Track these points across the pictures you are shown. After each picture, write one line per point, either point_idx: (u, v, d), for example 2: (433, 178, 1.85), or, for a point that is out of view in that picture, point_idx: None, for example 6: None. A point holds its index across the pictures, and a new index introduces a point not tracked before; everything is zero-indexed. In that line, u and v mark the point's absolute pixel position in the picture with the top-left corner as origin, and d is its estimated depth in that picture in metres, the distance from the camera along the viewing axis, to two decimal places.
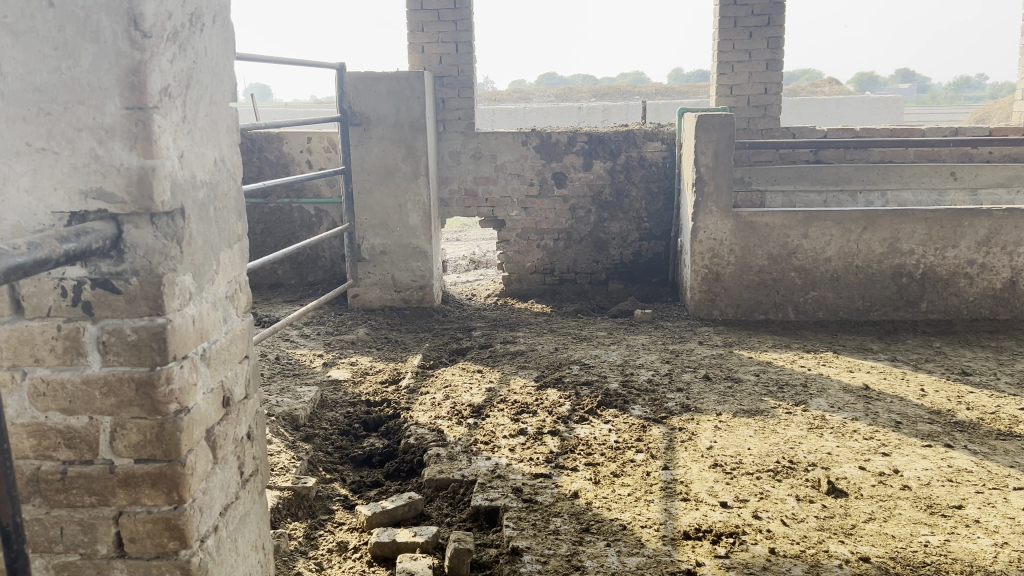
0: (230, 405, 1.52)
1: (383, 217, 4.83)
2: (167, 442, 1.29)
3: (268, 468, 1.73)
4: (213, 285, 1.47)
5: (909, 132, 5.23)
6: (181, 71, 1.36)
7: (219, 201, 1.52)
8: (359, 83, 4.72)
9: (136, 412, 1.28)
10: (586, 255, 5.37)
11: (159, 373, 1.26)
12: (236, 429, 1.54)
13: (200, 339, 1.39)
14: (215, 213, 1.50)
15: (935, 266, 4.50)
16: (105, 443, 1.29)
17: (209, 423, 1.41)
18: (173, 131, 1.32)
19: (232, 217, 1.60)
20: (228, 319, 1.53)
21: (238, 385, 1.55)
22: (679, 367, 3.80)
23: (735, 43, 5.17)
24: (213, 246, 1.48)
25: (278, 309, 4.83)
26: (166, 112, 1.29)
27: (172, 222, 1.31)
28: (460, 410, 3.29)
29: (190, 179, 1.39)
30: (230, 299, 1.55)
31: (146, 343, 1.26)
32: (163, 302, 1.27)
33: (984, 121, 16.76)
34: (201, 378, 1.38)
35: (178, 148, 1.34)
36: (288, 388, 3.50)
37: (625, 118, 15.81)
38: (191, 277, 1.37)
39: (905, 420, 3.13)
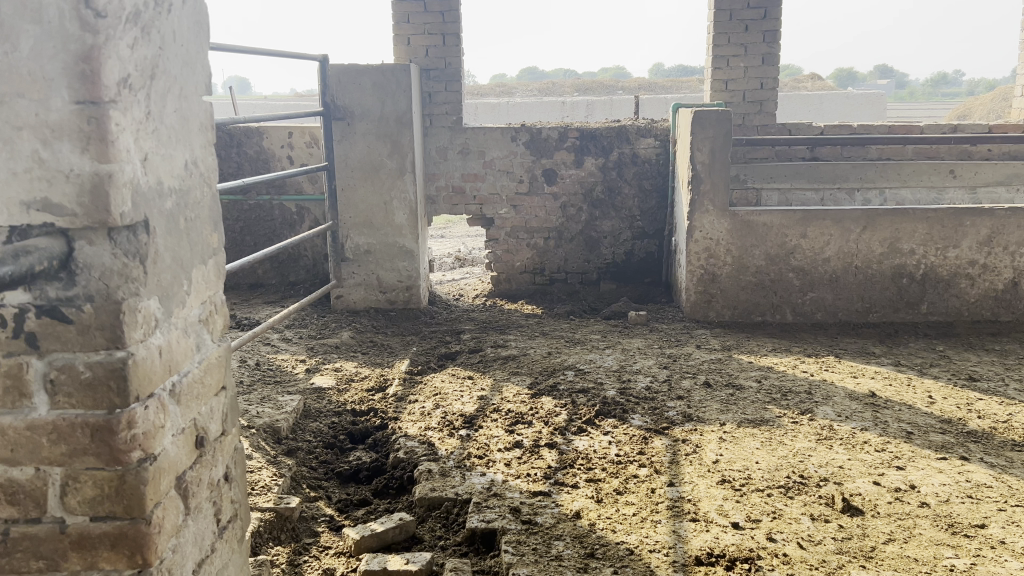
0: (206, 445, 1.41)
1: (368, 216, 4.65)
2: (128, 498, 1.17)
3: (247, 512, 1.62)
4: (184, 309, 1.34)
5: (907, 130, 5.11)
6: (145, 58, 1.23)
7: (190, 209, 1.39)
8: (342, 76, 4.54)
9: (91, 462, 1.16)
10: (577, 254, 5.21)
11: (119, 417, 1.15)
12: (211, 472, 1.44)
13: (168, 372, 1.27)
14: (186, 224, 1.37)
15: (935, 267, 4.39)
16: (54, 499, 1.18)
17: (180, 471, 1.30)
18: (134, 129, 1.19)
19: (206, 227, 1.47)
20: (203, 345, 1.41)
21: (214, 421, 1.45)
22: (678, 372, 3.66)
23: (731, 37, 5.02)
24: (185, 263, 1.35)
25: (258, 311, 4.63)
26: (125, 108, 1.17)
27: (134, 237, 1.19)
28: (451, 420, 3.12)
29: (156, 186, 1.26)
30: (205, 323, 1.42)
31: (103, 381, 1.14)
32: (123, 333, 1.15)
33: (965, 118, 16.76)
34: (170, 419, 1.27)
35: (141, 149, 1.21)
36: (270, 397, 3.32)
37: (609, 113, 15.65)
38: (157, 301, 1.24)
39: (917, 430, 3.00)
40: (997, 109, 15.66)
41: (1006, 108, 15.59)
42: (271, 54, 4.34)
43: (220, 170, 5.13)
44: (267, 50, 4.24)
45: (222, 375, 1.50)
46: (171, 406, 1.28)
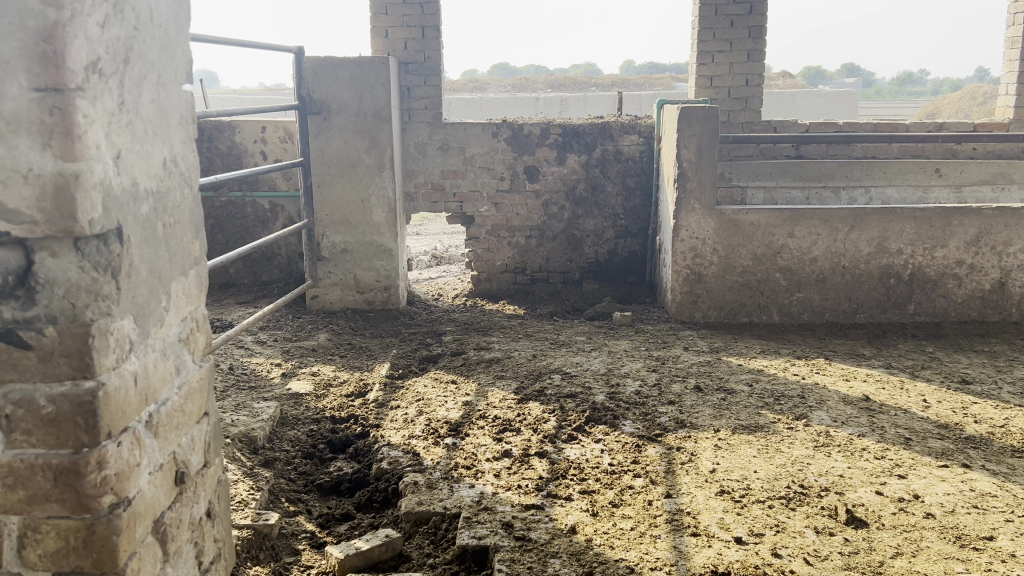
0: (185, 481, 1.41)
1: (345, 213, 4.51)
2: (97, 550, 1.17)
3: (228, 547, 1.63)
4: (162, 329, 1.32)
5: (893, 127, 5.04)
6: (117, 40, 1.18)
7: (167, 216, 1.35)
8: (318, 69, 4.38)
9: (54, 511, 1.16)
10: (559, 253, 5.11)
11: (86, 459, 1.13)
12: (192, 510, 1.44)
13: (143, 404, 1.26)
14: (164, 231, 1.33)
15: (923, 266, 4.34)
16: (15, 551, 1.18)
17: (158, 510, 1.30)
18: (104, 120, 1.15)
19: (187, 232, 1.44)
20: (182, 368, 1.40)
21: (194, 452, 1.45)
22: (668, 376, 3.56)
23: (716, 32, 4.94)
24: (163, 277, 1.32)
25: (230, 313, 4.47)
26: (94, 96, 1.12)
27: (106, 248, 1.15)
28: (436, 428, 3.00)
29: (130, 189, 1.22)
30: (184, 342, 1.41)
31: (68, 416, 1.13)
32: (90, 360, 1.13)
33: (934, 117, 16.89)
34: (145, 455, 1.26)
35: (111, 145, 1.17)
36: (244, 403, 3.18)
37: (585, 109, 15.54)
38: (132, 322, 1.22)
39: (915, 436, 2.94)
40: (967, 109, 15.75)
41: (976, 107, 15.70)
42: (244, 46, 4.18)
43: None
44: (239, 41, 4.09)
45: (204, 399, 1.50)
46: (148, 439, 1.27)
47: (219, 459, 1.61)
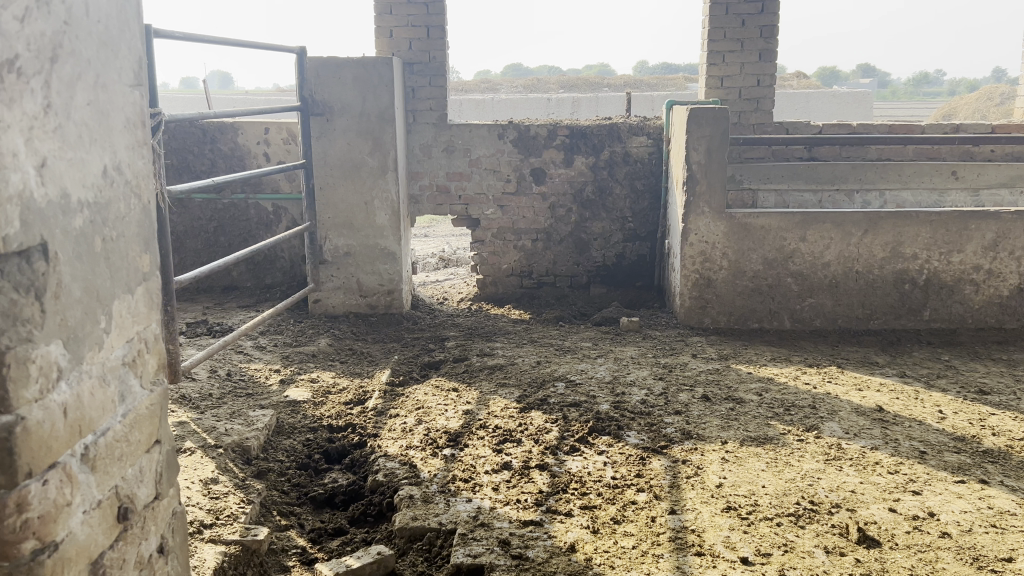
0: (132, 515, 1.36)
1: (348, 216, 4.43)
2: None
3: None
4: (100, 350, 1.27)
5: (908, 129, 4.92)
6: (42, 36, 1.11)
7: (107, 229, 1.29)
8: (321, 70, 4.31)
9: None
10: (566, 256, 5.02)
11: (6, 502, 1.06)
12: (138, 545, 1.39)
13: (76, 436, 1.19)
14: (102, 246, 1.27)
15: (940, 272, 4.22)
16: None
17: (94, 551, 1.24)
18: (27, 125, 1.08)
19: (134, 246, 1.39)
20: (126, 395, 1.35)
21: (143, 484, 1.40)
22: (675, 385, 3.46)
23: (727, 32, 4.84)
24: (101, 295, 1.27)
25: (231, 317, 4.40)
26: (13, 98, 1.05)
27: (30, 266, 1.09)
28: (434, 438, 2.91)
29: (61, 201, 1.16)
30: (129, 366, 1.36)
31: None
32: (8, 393, 1.05)
33: (949, 117, 16.71)
34: (79, 492, 1.20)
35: (38, 151, 1.10)
36: (240, 412, 3.10)
37: (596, 110, 15.44)
38: (62, 345, 1.16)
39: (930, 449, 2.83)
40: (984, 109, 15.54)
41: (992, 107, 15.49)
42: (245, 46, 4.12)
43: (192, 167, 4.88)
44: (240, 41, 4.02)
45: (155, 426, 1.45)
46: (82, 473, 1.21)
47: (174, 488, 1.56)
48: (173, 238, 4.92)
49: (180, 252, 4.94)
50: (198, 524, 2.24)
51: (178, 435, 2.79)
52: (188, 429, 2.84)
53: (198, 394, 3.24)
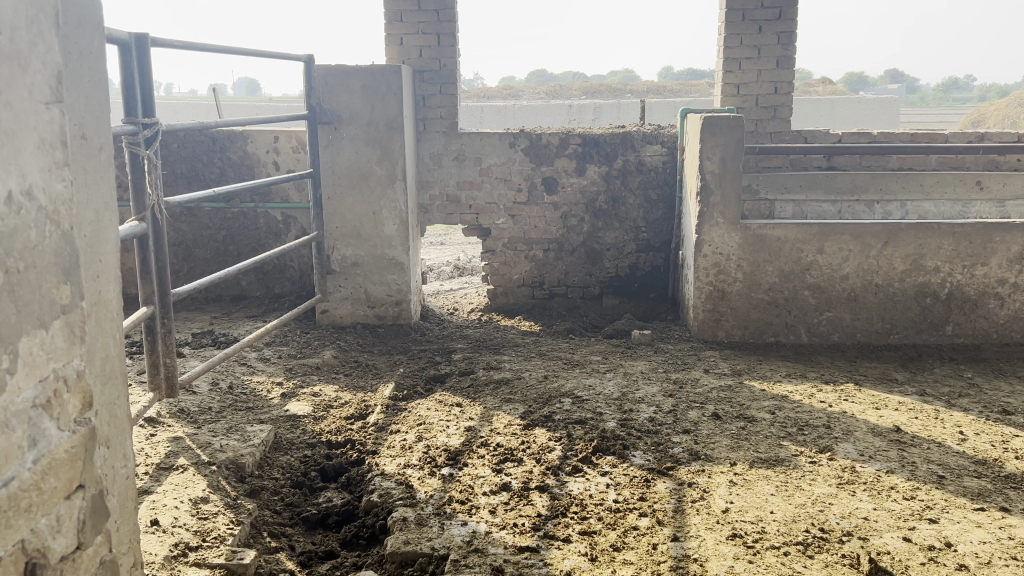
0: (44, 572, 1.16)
1: (356, 226, 4.38)
2: None
3: None
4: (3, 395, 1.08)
5: (931, 137, 4.77)
6: None
7: (14, 257, 1.11)
8: (329, 78, 4.25)
9: None
10: (579, 267, 4.93)
11: None
12: None
13: None
14: (4, 278, 1.09)
15: (962, 285, 4.09)
16: None
17: None
18: None
19: (49, 276, 1.19)
20: (37, 438, 1.15)
21: (60, 534, 1.21)
22: (685, 402, 3.36)
23: (743, 38, 4.74)
24: (4, 334, 1.08)
25: (238, 327, 4.36)
26: None
27: None
28: (433, 456, 2.83)
29: None
30: (42, 408, 1.16)
31: None
32: None
33: (978, 124, 16.46)
34: None
35: None
36: (237, 426, 3.04)
37: (616, 117, 15.37)
38: None
39: (949, 474, 2.71)
40: (1013, 116, 15.29)
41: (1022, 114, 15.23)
42: (252, 54, 4.07)
43: (202, 175, 4.85)
44: (247, 50, 3.98)
45: (77, 470, 1.26)
46: None
47: (105, 533, 1.36)
48: (183, 247, 4.89)
49: (190, 261, 4.91)
50: (183, 547, 2.17)
51: (172, 451, 2.74)
52: (182, 445, 2.79)
53: (197, 407, 3.18)
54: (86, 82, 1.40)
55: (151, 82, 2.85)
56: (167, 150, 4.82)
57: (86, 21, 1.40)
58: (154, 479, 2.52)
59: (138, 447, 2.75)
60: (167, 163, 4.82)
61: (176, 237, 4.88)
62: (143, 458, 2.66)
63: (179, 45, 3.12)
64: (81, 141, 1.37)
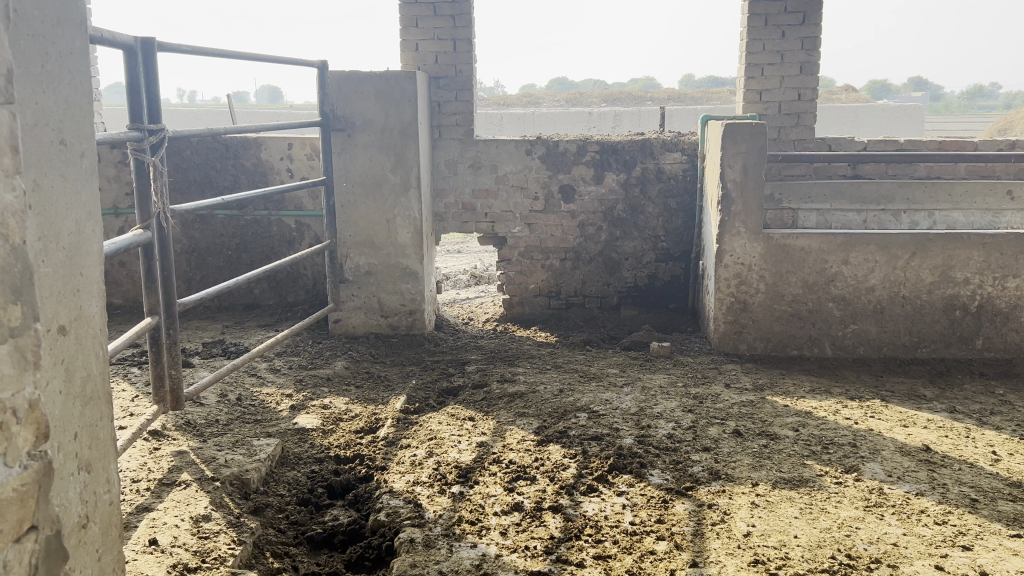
0: None
1: (369, 234, 4.31)
2: None
3: None
4: None
5: (960, 145, 4.63)
6: None
7: None
8: (343, 84, 4.19)
9: None
10: (596, 276, 4.84)
11: None
12: None
13: None
14: None
15: (993, 298, 3.96)
16: None
17: None
18: None
19: None
20: None
21: None
22: (705, 418, 3.25)
23: (766, 43, 4.63)
24: None
25: (249, 337, 4.30)
26: None
27: None
28: (443, 473, 2.74)
29: None
30: None
31: None
32: None
33: (1006, 131, 16.21)
34: None
35: None
36: (243, 440, 2.97)
37: (637, 124, 15.26)
38: None
39: (982, 497, 2.59)
40: None
41: None
42: (265, 60, 4.02)
43: (215, 183, 4.80)
44: (260, 55, 3.92)
45: (28, 510, 1.16)
46: None
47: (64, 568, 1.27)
48: (195, 255, 4.84)
49: (203, 269, 4.85)
50: (181, 569, 2.09)
51: (176, 466, 2.66)
52: (186, 460, 2.71)
53: (203, 420, 3.11)
54: (65, 83, 1.32)
55: (157, 86, 2.79)
56: (180, 157, 4.78)
57: (65, 18, 1.32)
58: (156, 496, 2.45)
59: (141, 461, 2.67)
60: (180, 170, 4.78)
61: (189, 244, 4.83)
62: (145, 474, 2.58)
63: (188, 50, 3.06)
64: (59, 147, 1.30)
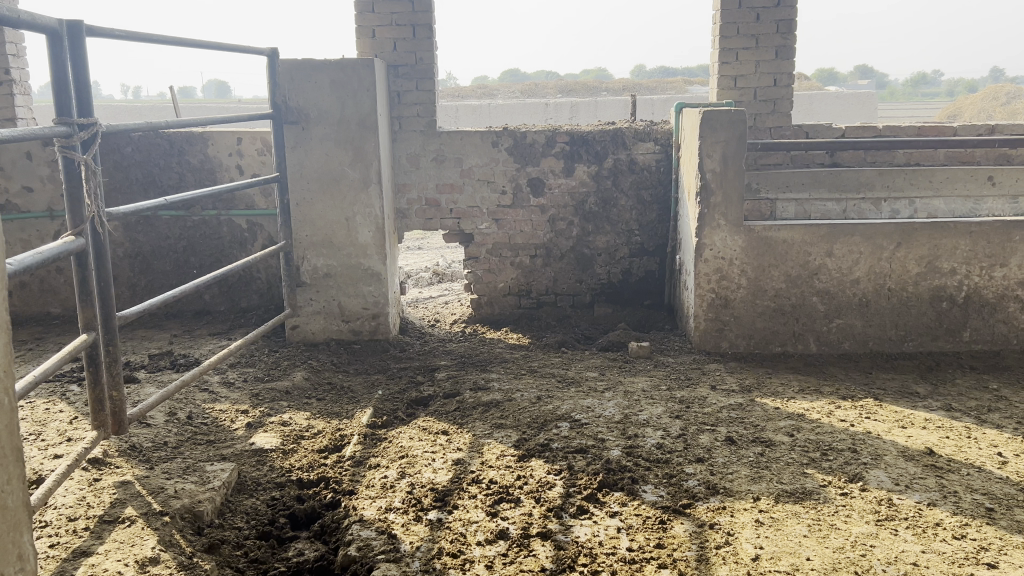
0: None
1: (327, 234, 4.03)
2: None
3: None
4: None
5: (939, 130, 4.50)
6: None
7: None
8: (295, 73, 3.90)
9: None
10: (568, 273, 4.62)
11: None
12: None
13: None
14: None
15: (980, 288, 3.83)
16: None
17: None
18: None
19: None
20: None
21: None
22: (694, 425, 3.05)
23: (740, 27, 4.45)
24: None
25: (201, 347, 4.00)
26: None
27: None
28: (418, 498, 2.50)
29: None
30: None
31: None
32: None
33: (955, 117, 16.37)
34: None
35: None
36: (195, 466, 2.69)
37: (595, 114, 15.12)
38: None
39: (998, 505, 2.42)
40: (991, 109, 15.32)
41: (1000, 108, 15.27)
42: (209, 48, 3.72)
43: (159, 181, 4.48)
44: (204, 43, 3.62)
45: None
46: None
47: None
48: (139, 259, 4.52)
49: (148, 274, 4.54)
50: None
51: (119, 499, 2.38)
52: (130, 492, 2.43)
53: (150, 444, 2.83)
54: None
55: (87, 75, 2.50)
56: (120, 154, 4.44)
57: None
58: (96, 537, 2.17)
59: (78, 495, 2.38)
60: (120, 169, 4.45)
61: (132, 248, 4.51)
62: (83, 510, 2.30)
63: (118, 36, 2.72)
64: None
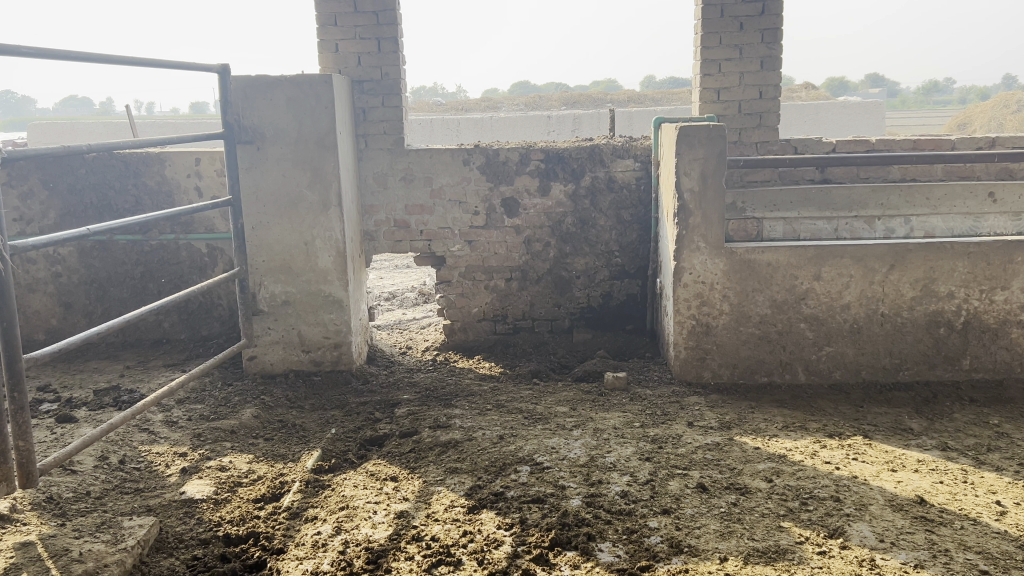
0: None
1: (285, 259, 3.81)
2: None
3: None
4: None
5: (936, 144, 4.26)
6: None
7: None
8: (249, 90, 3.68)
9: None
10: (545, 297, 4.39)
11: None
12: None
13: None
14: None
15: (980, 313, 3.57)
16: None
17: None
18: None
19: None
20: None
21: None
22: (664, 469, 2.80)
23: (723, 37, 4.22)
24: None
25: (151, 380, 3.78)
26: None
27: None
28: (349, 560, 2.26)
29: None
30: None
31: None
32: None
33: (964, 126, 16.08)
34: None
35: None
36: (113, 521, 2.46)
37: (595, 127, 14.89)
38: None
39: (994, 567, 2.16)
40: (999, 118, 15.04)
41: (1009, 116, 14.98)
42: (155, 64, 3.51)
43: (115, 204, 4.27)
44: (148, 59, 3.41)
45: None
46: None
47: None
48: (95, 286, 4.31)
49: (104, 302, 4.33)
50: None
51: (14, 565, 2.14)
52: (29, 555, 2.19)
53: (70, 494, 2.60)
54: None
55: None
56: (74, 177, 4.24)
57: None
58: None
59: None
60: (74, 192, 4.25)
61: (88, 274, 4.30)
62: None
63: (36, 55, 2.39)
64: None
